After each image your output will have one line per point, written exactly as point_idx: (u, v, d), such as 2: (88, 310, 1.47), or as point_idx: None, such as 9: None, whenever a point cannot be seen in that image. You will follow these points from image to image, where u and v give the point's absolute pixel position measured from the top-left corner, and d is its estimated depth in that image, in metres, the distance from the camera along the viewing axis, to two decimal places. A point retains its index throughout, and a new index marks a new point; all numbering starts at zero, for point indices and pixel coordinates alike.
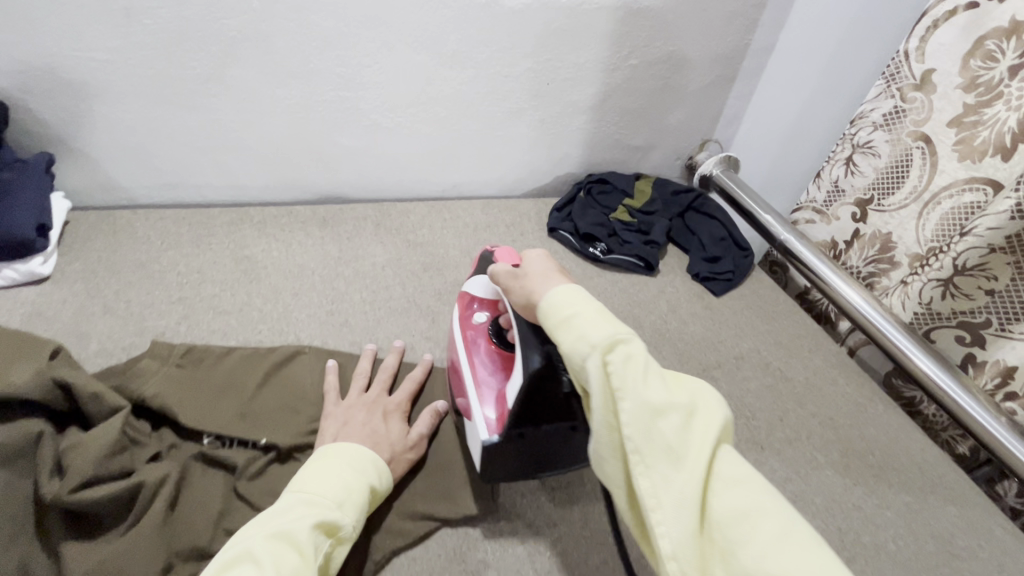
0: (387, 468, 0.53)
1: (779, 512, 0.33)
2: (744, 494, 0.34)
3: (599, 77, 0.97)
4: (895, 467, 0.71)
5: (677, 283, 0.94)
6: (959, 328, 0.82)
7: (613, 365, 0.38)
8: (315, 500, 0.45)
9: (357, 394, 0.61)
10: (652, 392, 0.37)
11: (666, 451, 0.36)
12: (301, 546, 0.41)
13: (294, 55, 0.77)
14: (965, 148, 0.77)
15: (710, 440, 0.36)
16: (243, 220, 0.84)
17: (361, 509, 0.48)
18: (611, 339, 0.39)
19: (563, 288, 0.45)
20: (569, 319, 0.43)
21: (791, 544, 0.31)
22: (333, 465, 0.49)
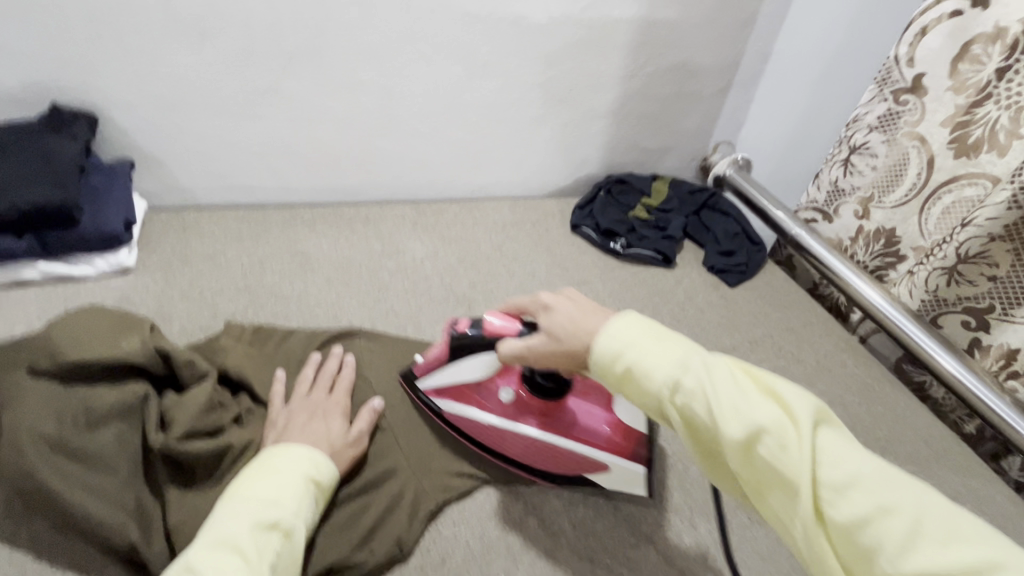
0: (326, 461, 0.55)
1: (902, 498, 0.36)
2: (863, 492, 0.36)
3: (618, 85, 1.05)
4: (900, 439, 0.76)
5: (693, 274, 1.01)
6: (965, 313, 0.87)
7: (690, 402, 0.42)
8: (248, 501, 0.47)
9: (300, 397, 0.62)
10: (737, 428, 0.39)
11: (775, 471, 0.39)
12: (242, 549, 0.43)
13: (343, 69, 0.86)
14: (960, 145, 0.83)
15: (808, 451, 0.38)
16: (295, 220, 0.93)
17: (302, 500, 0.50)
18: (686, 377, 0.43)
19: (627, 332, 0.46)
20: (629, 373, 0.45)
21: (919, 529, 0.35)
22: (265, 468, 0.51)
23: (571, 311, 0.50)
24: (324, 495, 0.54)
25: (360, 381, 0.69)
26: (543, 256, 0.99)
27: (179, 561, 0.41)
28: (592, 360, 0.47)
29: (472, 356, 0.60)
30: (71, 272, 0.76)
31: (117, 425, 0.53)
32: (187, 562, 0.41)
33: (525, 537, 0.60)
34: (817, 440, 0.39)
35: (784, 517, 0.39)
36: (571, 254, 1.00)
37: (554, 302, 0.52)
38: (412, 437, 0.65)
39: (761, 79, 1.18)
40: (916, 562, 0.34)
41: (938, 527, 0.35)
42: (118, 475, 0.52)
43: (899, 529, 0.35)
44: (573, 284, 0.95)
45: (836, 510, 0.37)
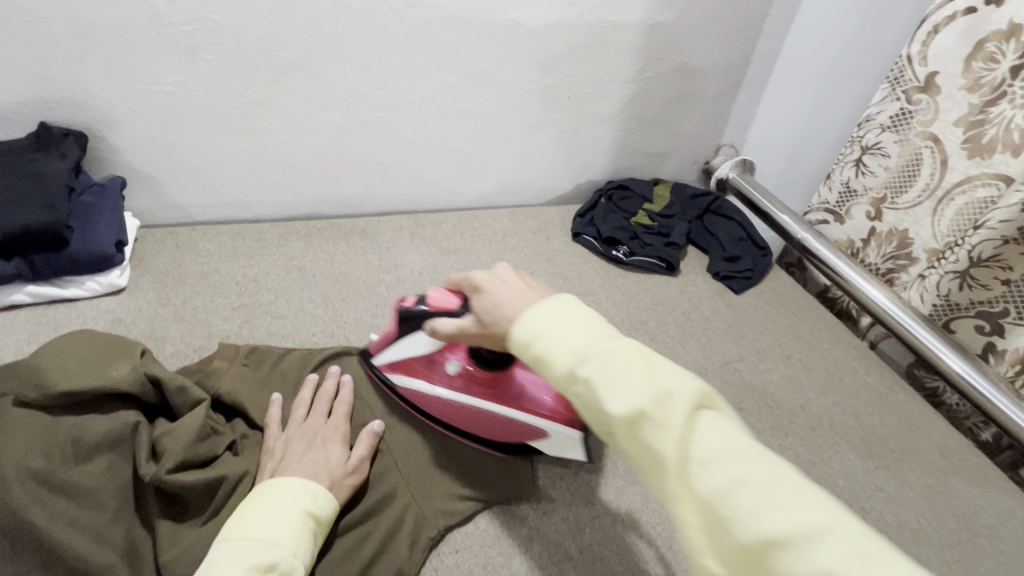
0: (325, 494, 0.53)
1: (765, 470, 0.35)
2: (728, 466, 0.36)
3: (618, 90, 1.03)
4: (916, 450, 0.74)
5: (698, 282, 0.99)
6: (978, 318, 0.84)
7: (584, 383, 0.41)
8: (246, 542, 0.46)
9: (297, 421, 0.61)
10: (619, 406, 0.39)
11: (653, 449, 0.38)
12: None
13: (337, 81, 0.85)
14: (973, 145, 0.81)
15: (680, 426, 0.37)
16: (291, 234, 0.91)
17: (301, 538, 0.48)
18: (581, 359, 0.42)
19: (540, 314, 0.46)
20: (538, 357, 0.45)
21: (775, 502, 0.34)
22: (261, 505, 0.49)
23: (496, 291, 0.52)
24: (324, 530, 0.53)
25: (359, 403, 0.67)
26: (544, 265, 0.97)
27: None
28: (510, 344, 0.47)
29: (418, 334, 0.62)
30: (62, 294, 0.75)
31: (107, 457, 0.52)
32: None
33: (530, 563, 0.58)
34: (694, 417, 0.38)
35: (662, 497, 0.38)
36: (572, 263, 0.98)
37: (484, 282, 0.53)
38: (413, 458, 0.63)
39: (770, 79, 1.15)
40: (767, 534, 0.33)
41: (799, 497, 0.34)
42: (107, 511, 0.50)
43: (754, 504, 0.34)
44: (574, 295, 0.93)
45: (702, 483, 0.36)
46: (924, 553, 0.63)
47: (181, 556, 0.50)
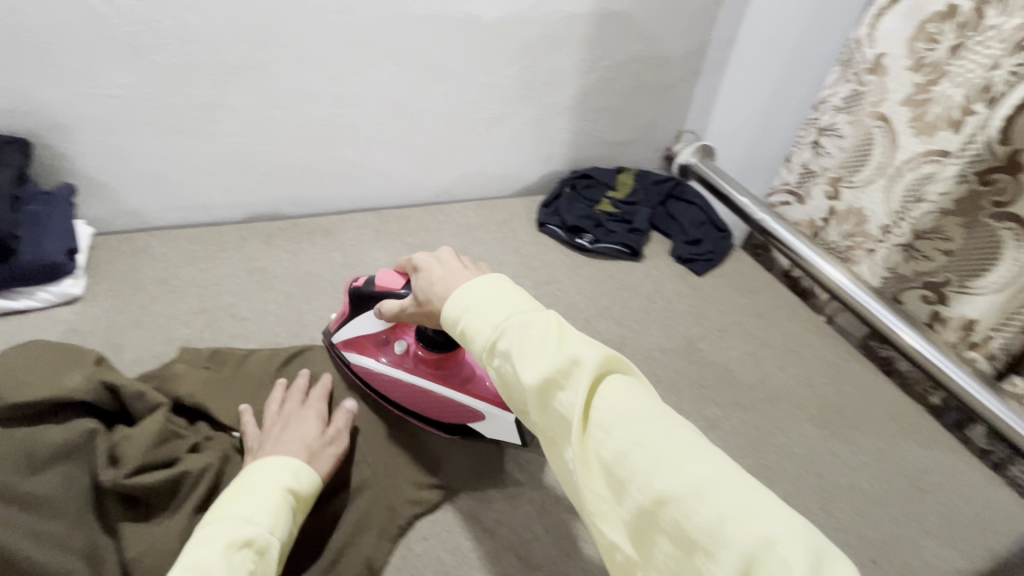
0: (306, 470, 0.54)
1: (660, 430, 0.38)
2: (628, 431, 0.38)
3: (576, 80, 1.04)
4: (868, 416, 0.77)
5: (661, 266, 1.01)
6: (925, 288, 0.89)
7: (502, 355, 0.44)
8: (223, 521, 0.46)
9: (272, 413, 0.61)
10: (531, 376, 0.41)
11: (562, 415, 0.40)
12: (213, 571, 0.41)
13: (292, 79, 0.84)
14: (920, 124, 0.83)
15: (585, 393, 0.40)
16: (252, 236, 0.90)
17: (280, 515, 0.49)
18: (499, 333, 0.45)
19: (463, 291, 0.49)
20: (463, 332, 0.48)
21: (667, 461, 0.36)
22: (238, 489, 0.50)
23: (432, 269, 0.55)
24: (301, 510, 0.53)
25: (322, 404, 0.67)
26: (510, 256, 0.98)
27: None
28: (442, 320, 0.51)
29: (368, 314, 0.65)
30: (12, 306, 0.73)
31: (65, 465, 0.50)
32: None
33: (497, 547, 0.59)
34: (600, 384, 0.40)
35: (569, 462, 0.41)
36: (537, 253, 0.99)
37: (423, 263, 0.57)
38: (384, 451, 0.64)
39: (727, 65, 1.16)
40: (660, 492, 0.36)
41: (689, 453, 0.37)
42: (65, 518, 0.49)
43: (650, 463, 0.37)
44: (540, 284, 0.94)
45: (603, 447, 0.39)
46: (875, 512, 0.66)
47: (143, 555, 0.49)
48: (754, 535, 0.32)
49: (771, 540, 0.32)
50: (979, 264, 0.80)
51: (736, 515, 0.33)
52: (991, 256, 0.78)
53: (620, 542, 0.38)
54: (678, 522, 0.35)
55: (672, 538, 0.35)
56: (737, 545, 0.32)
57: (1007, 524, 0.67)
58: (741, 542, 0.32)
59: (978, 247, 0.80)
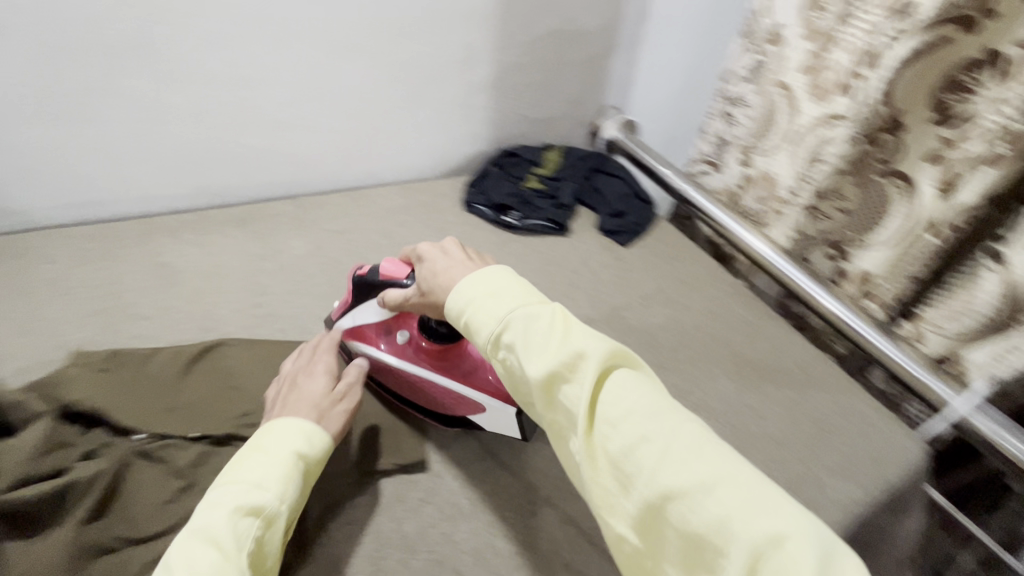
0: (316, 432, 0.56)
1: (667, 428, 0.43)
2: (632, 426, 0.44)
3: (492, 56, 1.02)
4: (779, 368, 0.82)
5: (588, 239, 1.02)
6: (828, 246, 0.94)
7: (509, 348, 0.51)
8: (233, 486, 0.50)
9: (290, 368, 0.64)
10: (537, 371, 0.48)
11: (568, 406, 0.47)
12: (219, 538, 0.46)
13: (181, 58, 0.78)
14: (817, 89, 0.85)
15: (590, 388, 0.46)
16: (156, 229, 0.85)
17: (289, 479, 0.52)
18: (505, 325, 0.51)
19: (467, 282, 0.56)
20: (468, 324, 0.55)
21: (674, 457, 0.42)
22: (257, 449, 0.54)
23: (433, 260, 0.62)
24: (315, 467, 0.56)
25: (227, 399, 0.63)
26: (437, 237, 0.96)
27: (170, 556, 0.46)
28: (447, 309, 0.57)
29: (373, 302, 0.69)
30: None
31: None
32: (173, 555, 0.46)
33: None
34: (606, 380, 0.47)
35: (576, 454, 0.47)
36: (464, 233, 0.98)
37: (427, 253, 0.63)
38: None
39: (642, 39, 1.15)
40: (664, 483, 0.41)
41: (695, 450, 0.42)
42: None
43: (654, 455, 0.42)
44: None
45: (610, 440, 0.44)
46: (783, 456, 0.70)
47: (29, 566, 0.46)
48: (756, 528, 0.38)
49: (775, 536, 0.37)
50: (871, 220, 0.86)
51: (738, 509, 0.39)
52: (881, 211, 0.84)
53: (625, 531, 0.43)
54: (685, 514, 0.40)
55: (678, 528, 0.40)
56: (741, 535, 0.38)
57: (899, 456, 0.73)
58: (745, 535, 0.38)
59: (870, 204, 0.85)
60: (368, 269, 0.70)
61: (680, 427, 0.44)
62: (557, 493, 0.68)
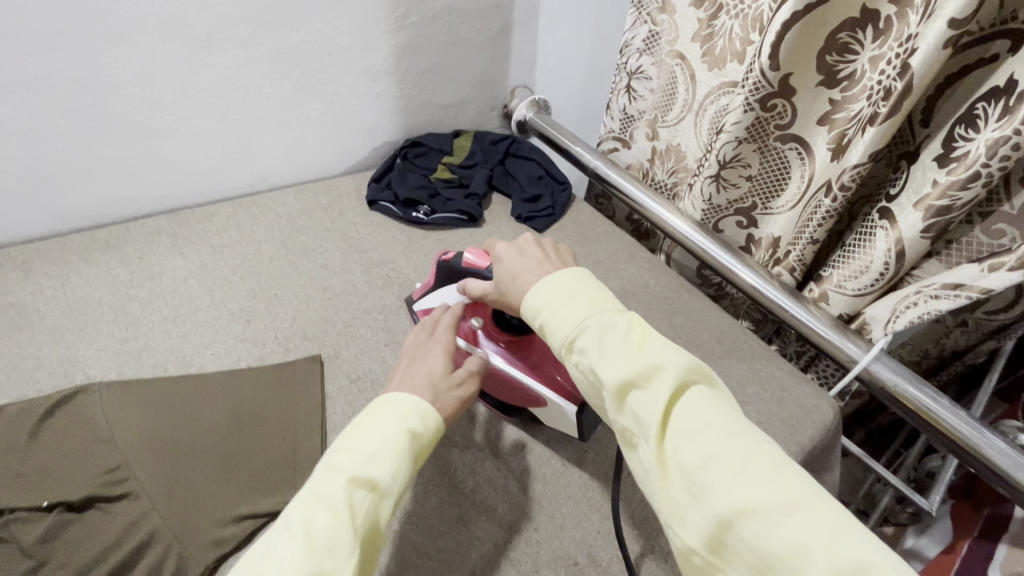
0: (431, 412, 0.53)
1: (743, 449, 0.43)
2: (707, 441, 0.43)
3: (383, 40, 0.95)
4: (696, 344, 0.82)
5: (503, 228, 0.99)
6: (737, 215, 0.94)
7: (581, 351, 0.51)
8: (345, 456, 0.47)
9: (414, 344, 0.63)
10: (612, 376, 0.48)
11: (639, 413, 0.46)
12: (334, 505, 0.43)
13: (2, 64, 0.68)
14: (711, 58, 0.86)
15: (663, 398, 0.45)
16: (1, 264, 0.74)
17: (402, 456, 0.48)
18: (580, 331, 0.51)
19: (545, 282, 0.56)
20: (541, 327, 0.55)
21: (752, 478, 0.41)
22: (375, 418, 0.50)
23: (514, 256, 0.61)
24: (430, 444, 0.53)
25: (84, 457, 0.56)
26: (338, 242, 0.89)
27: (278, 522, 0.43)
28: (521, 308, 0.57)
29: (454, 288, 0.67)
30: None
31: None
32: (284, 520, 0.43)
33: None
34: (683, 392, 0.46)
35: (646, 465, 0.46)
36: (369, 233, 0.92)
37: (506, 252, 0.62)
38: (173, 490, 0.55)
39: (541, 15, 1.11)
40: (739, 501, 0.40)
41: (773, 475, 0.42)
42: None
43: (729, 472, 0.42)
44: (373, 266, 0.86)
45: (683, 453, 0.44)
46: None
47: None
48: (842, 558, 0.37)
49: (862, 566, 0.36)
50: (774, 185, 0.86)
51: (819, 539, 0.38)
52: (784, 175, 0.85)
53: (695, 544, 0.42)
54: (760, 536, 0.39)
55: (753, 549, 0.39)
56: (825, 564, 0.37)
57: (811, 418, 0.74)
58: (827, 566, 0.37)
59: (772, 169, 0.85)
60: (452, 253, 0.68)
61: (758, 451, 0.43)
62: (478, 505, 0.65)
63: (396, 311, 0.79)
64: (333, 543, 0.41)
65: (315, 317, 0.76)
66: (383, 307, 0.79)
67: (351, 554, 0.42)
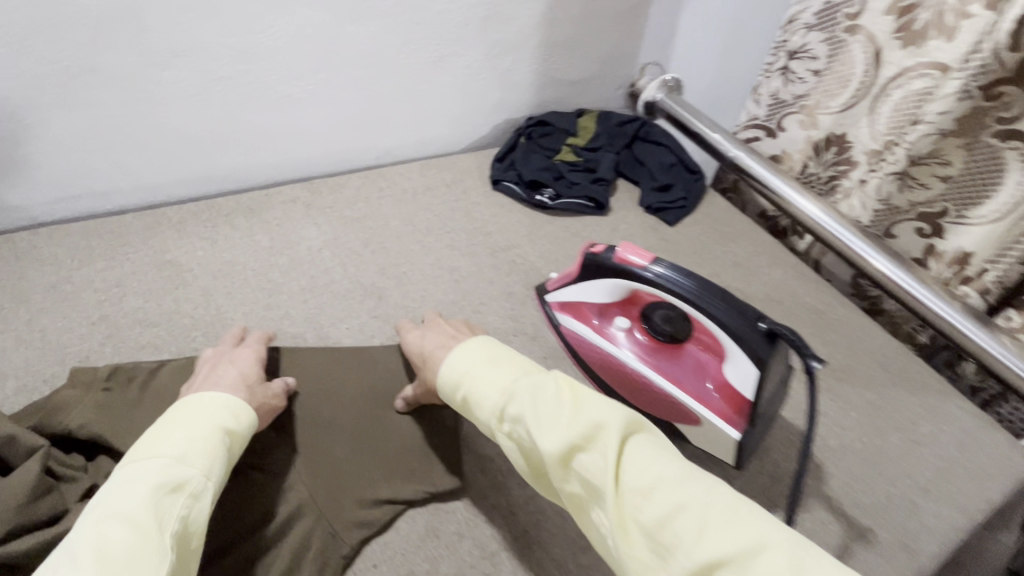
0: (245, 410, 0.50)
1: (701, 492, 0.38)
2: (660, 494, 0.38)
3: (524, 10, 0.90)
4: (857, 367, 0.72)
5: (631, 218, 0.92)
6: (919, 220, 0.81)
7: (515, 421, 0.46)
8: (148, 469, 0.41)
9: (219, 350, 0.59)
10: (550, 443, 0.42)
11: (586, 478, 0.41)
12: (133, 518, 0.38)
13: (174, 30, 0.69)
14: (906, 34, 0.74)
15: (608, 457, 0.40)
16: (160, 222, 0.78)
17: (216, 455, 0.45)
18: (509, 395, 0.47)
19: (455, 352, 0.53)
20: (466, 397, 0.50)
21: (716, 520, 0.36)
22: (178, 423, 0.46)
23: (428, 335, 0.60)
24: (237, 448, 0.49)
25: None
26: (462, 221, 0.87)
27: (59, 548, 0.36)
28: (442, 387, 0.53)
29: (601, 281, 0.61)
30: None
31: None
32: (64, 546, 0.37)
33: (461, 563, 0.52)
34: (626, 447, 0.41)
35: (602, 532, 0.41)
36: (492, 215, 0.88)
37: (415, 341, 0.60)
38: (320, 460, 0.56)
39: None
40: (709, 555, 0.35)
41: (736, 515, 0.37)
42: None
43: (691, 524, 0.37)
44: (497, 250, 0.83)
45: (641, 513, 0.38)
46: (868, 476, 0.61)
47: None
48: None
49: None
50: (977, 191, 0.73)
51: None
52: (991, 179, 0.71)
53: None
54: None
55: None
56: None
57: (1003, 470, 0.63)
58: None
59: (977, 171, 0.72)
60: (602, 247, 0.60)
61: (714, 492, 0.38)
62: None
63: (522, 300, 0.77)
64: (134, 556, 0.36)
65: (444, 299, 0.75)
66: (509, 295, 0.77)
67: (162, 562, 0.37)
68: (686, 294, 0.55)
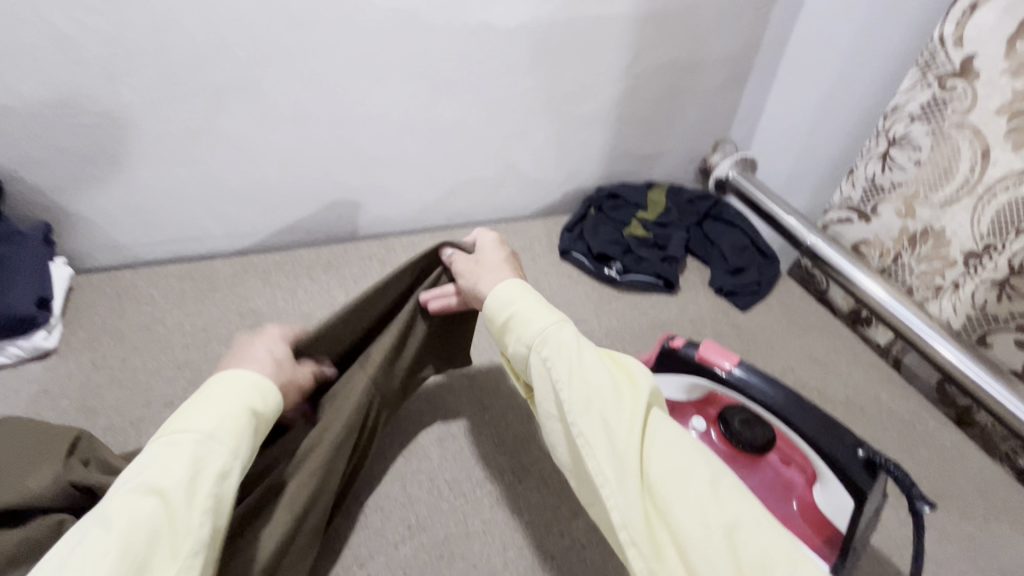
0: (268, 389, 0.47)
1: (709, 468, 0.43)
2: (678, 456, 0.43)
3: (606, 89, 0.93)
4: (952, 492, 0.66)
5: (700, 300, 0.90)
6: (1020, 333, 0.74)
7: (551, 355, 0.48)
8: (180, 439, 0.40)
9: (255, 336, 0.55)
10: (592, 381, 0.46)
11: (608, 422, 0.44)
12: (161, 488, 0.38)
13: (286, 99, 0.75)
14: (1021, 135, 0.70)
15: (639, 413, 0.45)
16: (246, 270, 0.83)
17: (240, 435, 0.43)
18: (554, 333, 0.49)
19: (504, 288, 0.54)
20: (508, 322, 0.52)
21: (724, 489, 0.42)
22: (206, 392, 0.44)
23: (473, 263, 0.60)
24: (268, 422, 0.47)
25: None
26: None
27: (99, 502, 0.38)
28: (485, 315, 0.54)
29: (679, 377, 0.59)
30: None
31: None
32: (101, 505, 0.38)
33: None
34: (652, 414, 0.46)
35: (598, 476, 0.43)
36: (560, 286, 0.89)
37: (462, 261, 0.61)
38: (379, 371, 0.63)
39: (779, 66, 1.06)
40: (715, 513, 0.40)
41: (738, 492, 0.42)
42: None
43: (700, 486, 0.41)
44: None
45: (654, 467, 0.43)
46: None
47: None
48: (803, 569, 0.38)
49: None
50: None
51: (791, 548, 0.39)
52: None
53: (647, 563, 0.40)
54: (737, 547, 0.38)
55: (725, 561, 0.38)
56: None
57: None
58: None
59: None
60: (681, 342, 0.59)
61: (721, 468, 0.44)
62: None
63: None
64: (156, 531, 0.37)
65: None
66: None
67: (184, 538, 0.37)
68: (775, 405, 0.53)
